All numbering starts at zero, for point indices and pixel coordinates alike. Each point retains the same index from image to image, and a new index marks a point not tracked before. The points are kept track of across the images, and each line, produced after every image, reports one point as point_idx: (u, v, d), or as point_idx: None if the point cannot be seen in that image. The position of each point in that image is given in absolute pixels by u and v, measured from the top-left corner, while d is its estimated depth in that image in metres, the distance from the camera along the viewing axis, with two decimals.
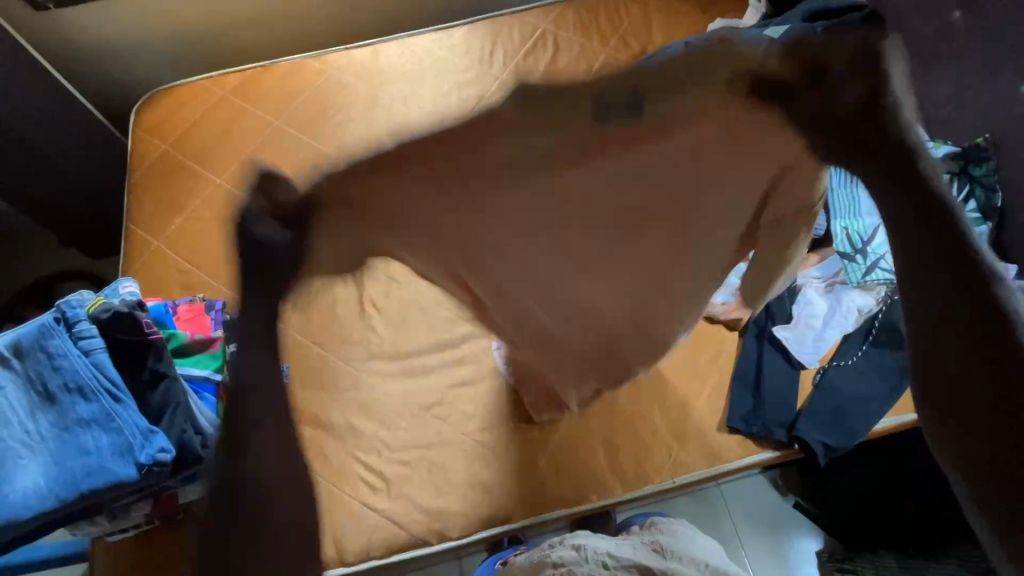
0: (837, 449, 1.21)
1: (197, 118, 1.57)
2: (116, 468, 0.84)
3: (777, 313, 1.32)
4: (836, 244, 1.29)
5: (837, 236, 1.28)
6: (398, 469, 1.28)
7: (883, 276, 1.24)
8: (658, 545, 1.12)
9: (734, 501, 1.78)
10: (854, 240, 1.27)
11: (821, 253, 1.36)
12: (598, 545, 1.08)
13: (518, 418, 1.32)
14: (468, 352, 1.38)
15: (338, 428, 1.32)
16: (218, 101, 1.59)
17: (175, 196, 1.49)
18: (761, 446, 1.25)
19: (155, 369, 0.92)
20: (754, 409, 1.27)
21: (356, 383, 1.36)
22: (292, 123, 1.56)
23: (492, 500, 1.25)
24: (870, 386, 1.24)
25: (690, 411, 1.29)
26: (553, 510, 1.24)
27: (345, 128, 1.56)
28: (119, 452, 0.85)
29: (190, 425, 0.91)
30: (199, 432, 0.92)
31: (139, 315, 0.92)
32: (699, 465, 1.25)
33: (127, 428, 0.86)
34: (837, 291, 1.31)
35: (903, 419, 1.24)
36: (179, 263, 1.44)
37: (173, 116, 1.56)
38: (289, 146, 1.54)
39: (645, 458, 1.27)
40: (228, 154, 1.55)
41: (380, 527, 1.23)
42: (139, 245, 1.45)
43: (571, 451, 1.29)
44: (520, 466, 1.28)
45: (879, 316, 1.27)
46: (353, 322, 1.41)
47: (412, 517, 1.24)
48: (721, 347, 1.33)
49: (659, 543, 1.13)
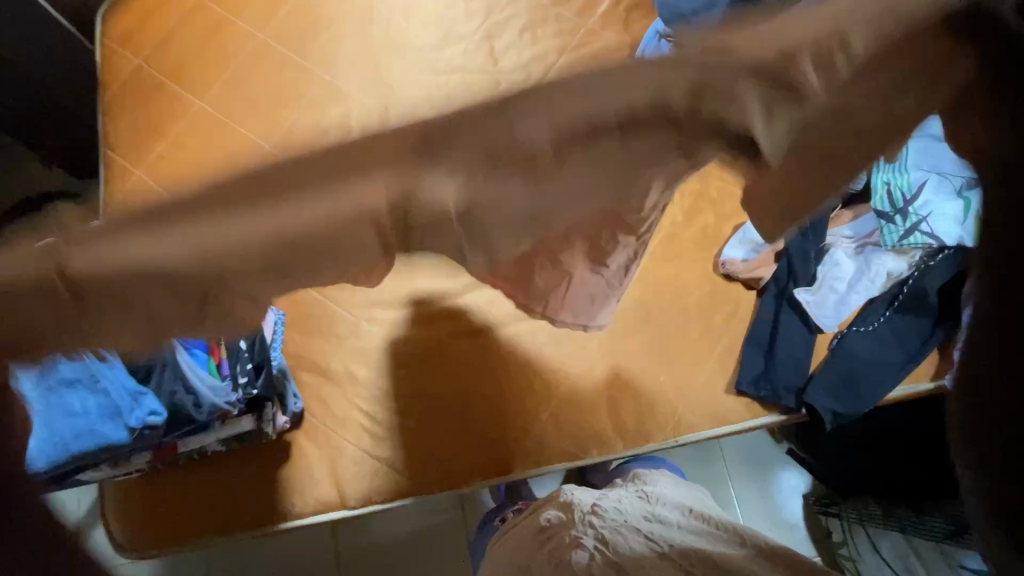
0: (844, 416, 1.19)
1: (195, 43, 1.55)
2: (106, 430, 0.82)
3: (801, 274, 1.23)
4: (875, 201, 1.18)
5: (878, 193, 1.17)
6: (398, 418, 1.27)
7: (921, 240, 1.14)
8: (642, 493, 1.14)
9: (728, 446, 1.84)
10: (895, 198, 1.16)
11: (855, 209, 1.25)
12: (585, 502, 1.09)
13: (521, 371, 1.29)
14: (468, 302, 1.31)
15: (338, 374, 1.30)
16: (217, 23, 1.56)
17: (155, 119, 1.50)
18: (767, 410, 1.24)
19: None
20: (765, 372, 1.23)
21: (355, 330, 1.32)
22: (288, 42, 1.55)
23: (492, 451, 1.25)
24: (890, 352, 1.19)
25: (697, 372, 1.26)
26: (553, 463, 1.25)
27: (336, 45, 1.55)
28: (109, 414, 0.82)
29: (180, 384, 0.89)
30: (191, 391, 0.90)
31: None
32: (702, 425, 1.24)
33: (114, 390, 0.82)
34: (868, 253, 1.21)
35: (917, 389, 1.21)
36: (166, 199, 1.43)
37: (165, 36, 1.55)
38: (280, 65, 1.53)
39: (648, 418, 1.25)
40: (210, 70, 1.54)
41: (381, 474, 1.24)
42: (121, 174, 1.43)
43: (573, 407, 1.27)
44: (521, 420, 1.26)
45: (910, 282, 1.18)
46: None
47: (412, 465, 1.25)
48: (735, 306, 1.28)
49: (643, 492, 1.15)
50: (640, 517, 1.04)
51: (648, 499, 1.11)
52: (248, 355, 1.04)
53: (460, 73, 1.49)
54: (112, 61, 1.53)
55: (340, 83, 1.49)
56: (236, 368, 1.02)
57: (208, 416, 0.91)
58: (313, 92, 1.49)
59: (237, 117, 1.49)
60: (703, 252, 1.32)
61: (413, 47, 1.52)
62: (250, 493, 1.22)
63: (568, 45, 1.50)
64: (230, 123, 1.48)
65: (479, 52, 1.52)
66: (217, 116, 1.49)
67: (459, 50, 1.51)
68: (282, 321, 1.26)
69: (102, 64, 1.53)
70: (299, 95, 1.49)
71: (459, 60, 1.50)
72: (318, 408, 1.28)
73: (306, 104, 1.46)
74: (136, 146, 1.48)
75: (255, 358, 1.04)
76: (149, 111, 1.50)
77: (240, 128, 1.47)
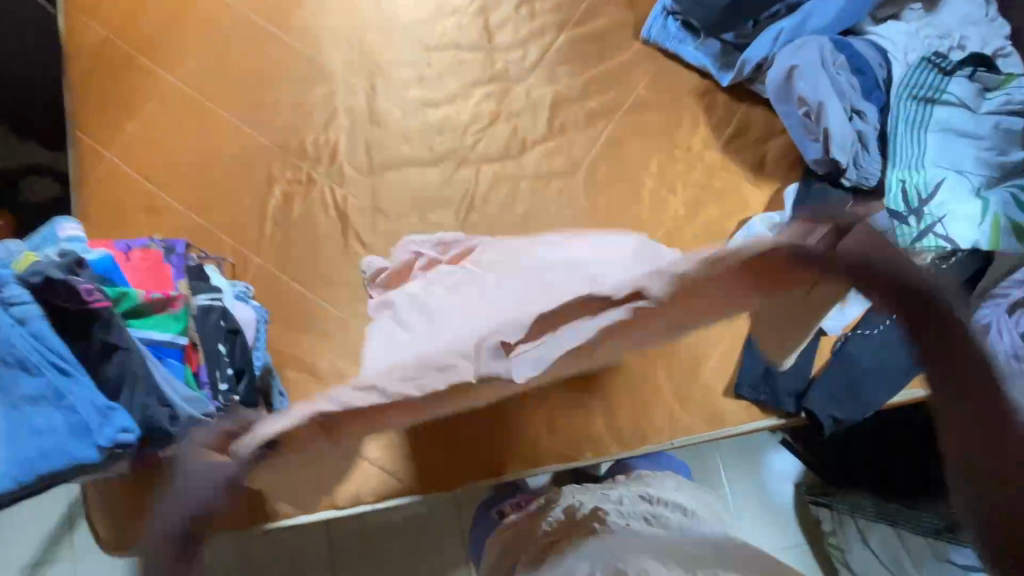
0: (843, 420, 1.16)
1: (167, 13, 1.44)
2: (75, 450, 0.76)
3: None
4: (888, 200, 1.13)
5: (891, 191, 1.12)
6: None
7: (935, 243, 1.06)
8: (645, 494, 1.11)
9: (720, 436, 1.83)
10: (910, 197, 1.10)
11: None
12: (585, 502, 1.08)
13: None
14: None
15: (325, 372, 1.26)
16: None
17: (123, 96, 1.40)
18: (765, 413, 1.21)
19: (106, 341, 0.80)
20: (766, 375, 1.20)
21: (343, 327, 1.28)
22: (267, 14, 1.44)
23: (486, 452, 1.23)
24: (897, 361, 1.10)
25: (695, 374, 1.23)
26: (547, 466, 1.22)
27: (319, 17, 1.43)
28: (78, 433, 0.77)
29: (155, 398, 0.83)
30: (166, 404, 0.84)
31: (76, 279, 0.80)
32: (699, 428, 1.21)
33: (84, 406, 0.77)
34: None
35: (919, 393, 1.18)
36: (140, 183, 1.36)
37: (134, 4, 1.44)
38: (258, 39, 1.42)
39: (644, 419, 1.22)
40: (182, 43, 1.43)
41: (371, 475, 1.22)
42: (92, 157, 1.36)
43: (568, 408, 1.23)
44: (515, 422, 1.23)
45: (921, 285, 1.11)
46: (340, 261, 1.31)
47: (403, 465, 1.22)
48: None
49: (647, 491, 1.12)
50: (639, 516, 1.02)
51: (650, 499, 1.09)
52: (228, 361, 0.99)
53: (452, 54, 1.41)
54: (78, 31, 1.42)
55: (325, 62, 1.40)
56: (216, 374, 0.97)
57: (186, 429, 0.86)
58: (296, 71, 1.40)
59: (215, 97, 1.40)
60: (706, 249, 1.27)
61: (402, 22, 1.42)
62: None
63: (567, 23, 1.41)
64: (208, 103, 1.39)
65: (472, 29, 1.42)
66: (192, 95, 1.40)
67: (451, 27, 1.42)
68: (264, 318, 1.21)
69: (65, 35, 1.42)
70: (280, 73, 1.40)
71: (450, 38, 1.41)
72: None
73: (290, 86, 1.39)
74: (104, 125, 1.39)
75: (236, 363, 1.00)
76: (116, 86, 1.40)
77: (219, 109, 1.39)
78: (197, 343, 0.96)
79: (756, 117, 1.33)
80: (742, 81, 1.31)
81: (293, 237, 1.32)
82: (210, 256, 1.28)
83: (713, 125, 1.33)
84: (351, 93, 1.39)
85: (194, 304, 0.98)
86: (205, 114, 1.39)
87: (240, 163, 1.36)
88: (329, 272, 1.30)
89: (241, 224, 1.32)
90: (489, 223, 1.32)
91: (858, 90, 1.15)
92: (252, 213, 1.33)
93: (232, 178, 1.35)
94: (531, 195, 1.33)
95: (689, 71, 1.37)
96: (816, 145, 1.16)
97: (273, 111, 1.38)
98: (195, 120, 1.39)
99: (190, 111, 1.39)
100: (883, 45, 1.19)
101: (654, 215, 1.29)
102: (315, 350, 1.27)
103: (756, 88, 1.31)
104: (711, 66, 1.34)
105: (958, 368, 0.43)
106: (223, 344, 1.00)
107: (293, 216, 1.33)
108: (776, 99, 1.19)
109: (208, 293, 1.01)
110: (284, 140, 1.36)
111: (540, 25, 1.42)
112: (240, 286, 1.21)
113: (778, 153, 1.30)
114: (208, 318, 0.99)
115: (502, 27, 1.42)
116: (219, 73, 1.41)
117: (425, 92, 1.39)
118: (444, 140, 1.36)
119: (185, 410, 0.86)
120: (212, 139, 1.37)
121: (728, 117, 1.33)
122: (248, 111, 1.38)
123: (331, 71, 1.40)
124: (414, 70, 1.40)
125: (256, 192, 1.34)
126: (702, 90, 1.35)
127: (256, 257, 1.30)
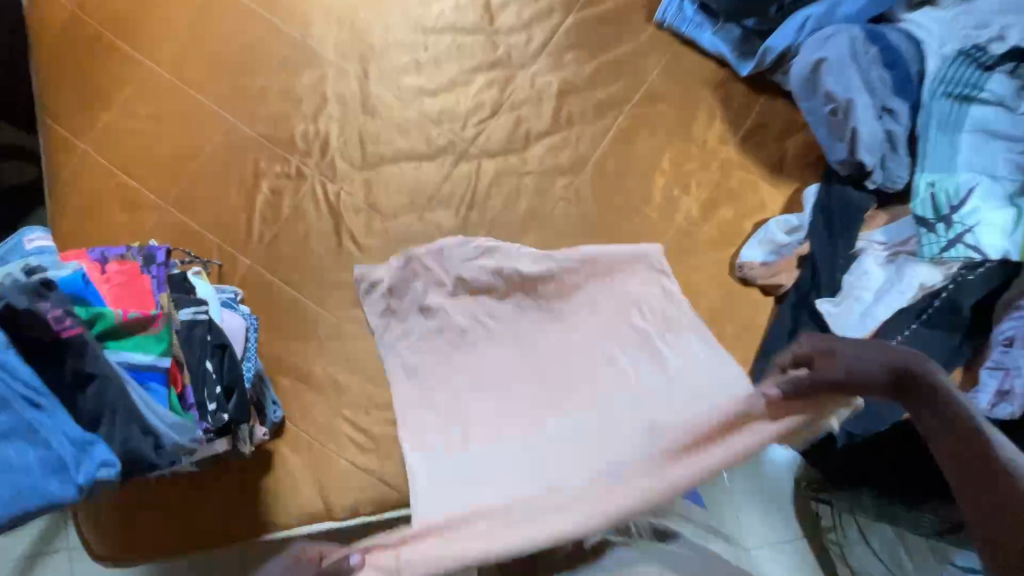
0: (857, 435, 1.14)
1: None
2: (51, 487, 0.70)
3: (824, 286, 1.13)
4: (914, 204, 1.07)
5: (919, 194, 1.06)
6: (387, 429, 1.19)
7: (964, 253, 1.01)
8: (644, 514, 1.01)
9: None
10: (939, 203, 1.04)
11: (891, 212, 1.13)
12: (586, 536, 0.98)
13: None
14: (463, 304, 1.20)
15: (320, 380, 1.21)
16: None
17: (93, 79, 1.29)
18: None
19: (79, 370, 0.74)
20: None
21: (338, 333, 1.22)
22: None
23: None
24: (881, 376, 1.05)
25: None
26: None
27: None
28: (52, 469, 0.71)
29: (137, 428, 0.78)
30: (150, 432, 0.79)
31: (45, 304, 0.73)
32: None
33: (57, 440, 0.71)
34: (900, 262, 1.08)
35: None
36: (115, 176, 1.26)
37: None
38: (240, 18, 1.31)
39: None
40: (157, 22, 1.32)
41: (369, 486, 1.18)
42: (63, 146, 1.26)
43: None
44: None
45: (942, 295, 1.03)
46: (332, 262, 1.23)
47: (403, 477, 1.18)
48: (753, 314, 1.18)
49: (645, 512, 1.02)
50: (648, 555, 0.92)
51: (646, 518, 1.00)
52: (216, 378, 0.92)
53: (451, 38, 1.31)
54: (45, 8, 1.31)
55: (313, 45, 1.30)
56: (203, 394, 0.91)
57: (172, 458, 0.81)
58: (282, 54, 1.29)
59: (194, 81, 1.29)
60: (719, 252, 1.21)
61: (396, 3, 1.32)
62: (228, 507, 1.15)
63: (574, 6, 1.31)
64: (187, 89, 1.29)
65: (472, 11, 1.32)
66: (169, 79, 1.29)
67: (450, 9, 1.32)
68: (254, 326, 1.14)
69: (30, 11, 1.31)
70: (265, 56, 1.30)
71: (449, 21, 1.31)
72: (300, 416, 1.20)
73: (275, 71, 1.28)
74: (74, 111, 1.28)
75: (225, 380, 0.93)
76: (86, 68, 1.29)
77: (199, 96, 1.29)
78: (182, 362, 0.90)
79: (775, 110, 1.24)
80: (763, 70, 1.22)
81: (282, 236, 1.23)
82: (193, 256, 1.20)
83: (729, 119, 1.25)
84: (341, 80, 1.29)
85: (176, 319, 0.92)
86: (184, 100, 1.29)
87: (222, 155, 1.26)
88: (321, 274, 1.23)
89: (226, 221, 1.24)
90: (491, 223, 1.24)
91: (888, 86, 1.08)
92: (236, 210, 1.24)
93: (215, 172, 1.26)
94: (535, 194, 1.25)
95: (705, 59, 1.28)
96: (843, 145, 1.08)
97: (257, 98, 1.28)
98: (173, 108, 1.28)
99: (167, 98, 1.29)
100: (919, 34, 1.11)
101: (666, 215, 1.23)
102: (309, 358, 1.22)
103: (776, 78, 1.23)
104: (728, 55, 1.25)
105: (930, 406, 0.81)
106: (209, 360, 0.94)
107: (281, 213, 1.24)
108: (801, 93, 1.11)
109: (192, 305, 0.95)
110: (270, 130, 1.27)
111: (546, 7, 1.32)
112: (228, 292, 1.14)
113: (797, 150, 1.23)
114: (194, 334, 0.92)
115: (504, 9, 1.32)
116: (198, 56, 1.30)
117: (421, 80, 1.29)
118: (442, 132, 1.27)
119: (170, 438, 0.81)
120: (192, 129, 1.28)
121: (745, 110, 1.25)
122: (231, 99, 1.28)
123: (321, 56, 1.29)
124: (410, 55, 1.30)
125: (240, 187, 1.25)
126: (718, 79, 1.26)
127: (243, 257, 1.23)
